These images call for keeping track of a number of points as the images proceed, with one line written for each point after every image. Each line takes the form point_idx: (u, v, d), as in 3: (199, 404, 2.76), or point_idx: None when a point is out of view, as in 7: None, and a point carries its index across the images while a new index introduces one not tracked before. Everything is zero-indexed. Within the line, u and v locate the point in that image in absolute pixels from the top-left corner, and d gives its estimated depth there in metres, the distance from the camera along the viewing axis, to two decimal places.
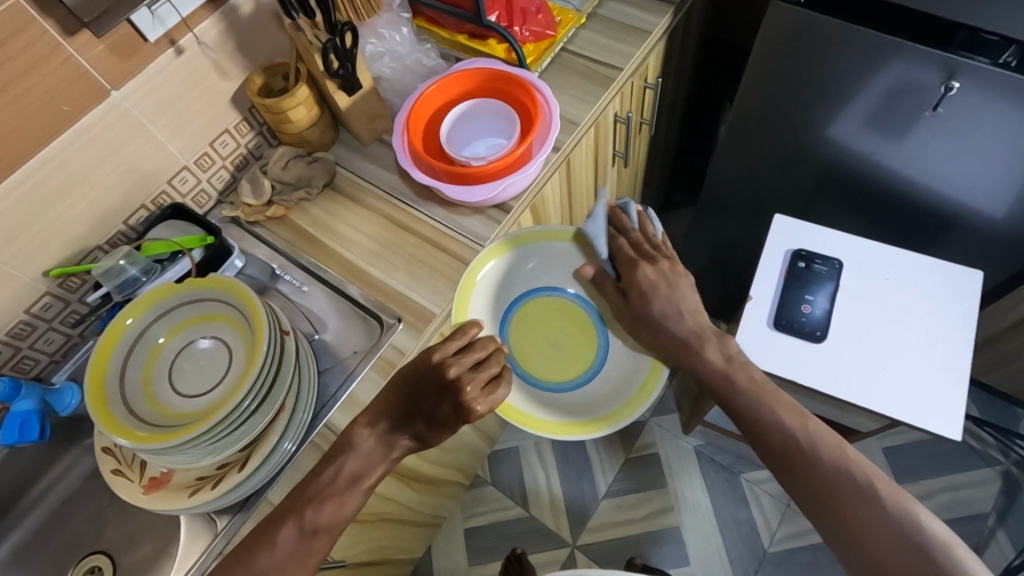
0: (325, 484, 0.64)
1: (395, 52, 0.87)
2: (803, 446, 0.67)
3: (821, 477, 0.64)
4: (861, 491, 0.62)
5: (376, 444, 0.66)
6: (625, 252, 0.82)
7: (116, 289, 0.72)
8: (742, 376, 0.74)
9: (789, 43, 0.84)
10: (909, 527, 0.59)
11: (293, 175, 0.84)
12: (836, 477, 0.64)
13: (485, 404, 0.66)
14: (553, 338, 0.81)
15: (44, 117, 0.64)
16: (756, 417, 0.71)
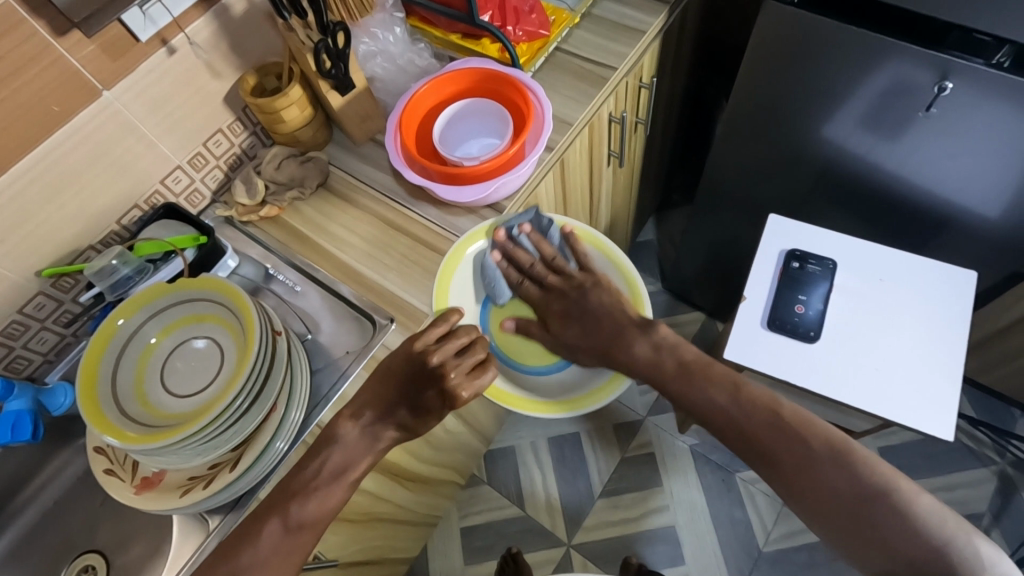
0: (309, 480, 0.63)
1: (389, 52, 0.88)
2: (739, 415, 0.67)
3: (761, 442, 0.65)
4: (799, 450, 0.63)
5: (361, 437, 0.66)
6: (531, 291, 0.80)
7: (109, 289, 0.72)
8: (672, 362, 0.72)
9: (783, 44, 0.84)
10: (845, 473, 0.61)
11: (286, 175, 0.84)
12: (773, 439, 0.65)
13: (469, 390, 0.67)
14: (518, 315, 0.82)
15: (35, 117, 0.64)
16: (693, 396, 0.70)
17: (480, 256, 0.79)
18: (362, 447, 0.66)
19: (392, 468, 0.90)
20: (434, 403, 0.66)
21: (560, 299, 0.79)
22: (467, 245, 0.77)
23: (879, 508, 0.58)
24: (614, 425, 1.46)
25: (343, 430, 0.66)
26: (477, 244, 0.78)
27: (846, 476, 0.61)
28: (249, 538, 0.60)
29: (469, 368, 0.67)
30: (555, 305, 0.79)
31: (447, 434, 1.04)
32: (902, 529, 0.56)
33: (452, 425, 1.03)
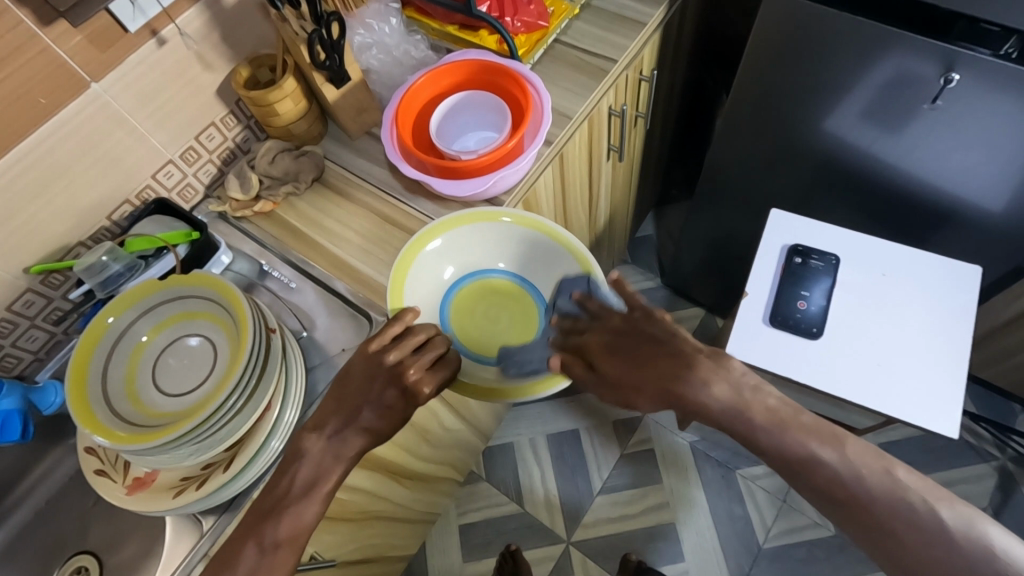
0: (282, 494, 0.61)
1: (385, 43, 0.86)
2: (848, 474, 0.57)
3: (861, 504, 0.56)
4: (923, 526, 0.54)
5: (327, 447, 0.63)
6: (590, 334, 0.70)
7: (99, 286, 0.70)
8: (759, 410, 0.61)
9: (785, 37, 0.83)
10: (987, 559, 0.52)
11: (280, 170, 0.82)
12: (890, 508, 0.55)
13: (431, 386, 0.66)
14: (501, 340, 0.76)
15: (21, 110, 0.62)
16: (789, 451, 0.59)
17: (442, 250, 0.77)
18: (332, 454, 0.63)
19: (388, 466, 0.89)
20: (395, 398, 0.65)
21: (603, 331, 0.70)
22: (419, 246, 0.75)
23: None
24: (613, 421, 1.45)
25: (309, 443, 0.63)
26: (431, 242, 0.76)
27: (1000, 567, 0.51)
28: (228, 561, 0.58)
29: (427, 366, 0.66)
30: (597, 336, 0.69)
31: (445, 432, 1.04)
32: None
33: (449, 421, 1.02)
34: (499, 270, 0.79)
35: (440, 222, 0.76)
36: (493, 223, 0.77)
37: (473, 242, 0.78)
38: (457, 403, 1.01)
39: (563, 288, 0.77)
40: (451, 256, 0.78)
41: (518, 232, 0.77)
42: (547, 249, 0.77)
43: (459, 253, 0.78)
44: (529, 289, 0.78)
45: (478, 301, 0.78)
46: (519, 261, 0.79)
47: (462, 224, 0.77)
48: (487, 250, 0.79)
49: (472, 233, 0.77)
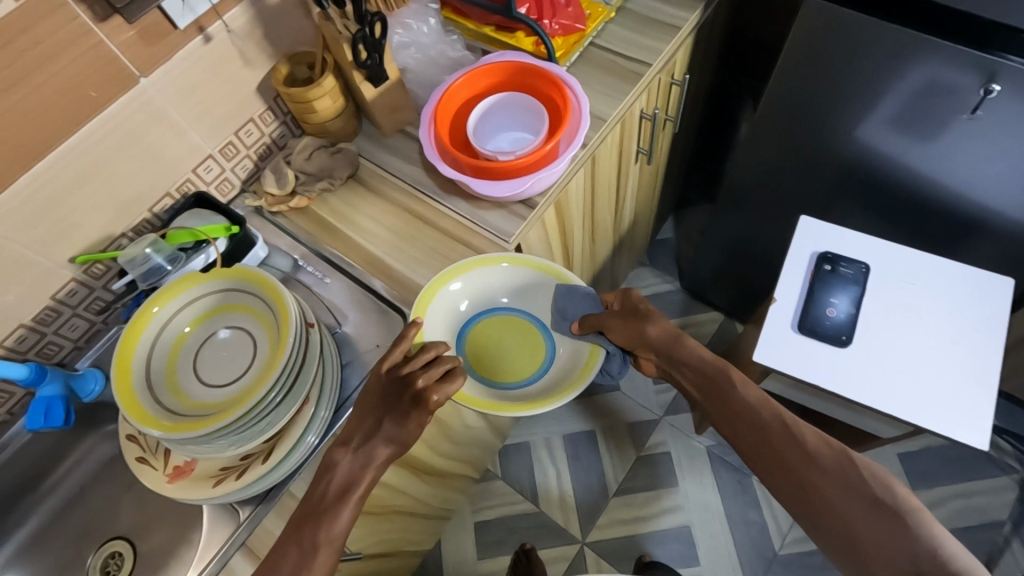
0: (318, 501, 0.62)
1: (421, 43, 0.85)
2: (762, 413, 0.69)
3: (830, 503, 0.62)
4: (897, 522, 0.59)
5: (355, 458, 0.64)
6: (618, 320, 0.79)
7: (142, 277, 0.72)
8: (716, 366, 0.74)
9: (820, 42, 0.83)
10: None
11: (316, 166, 0.83)
12: (850, 502, 0.61)
13: (441, 394, 0.65)
14: (521, 334, 0.82)
15: (72, 102, 0.63)
16: (729, 397, 0.72)
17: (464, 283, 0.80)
18: (362, 461, 0.64)
19: (411, 462, 0.90)
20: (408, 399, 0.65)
21: (623, 318, 0.79)
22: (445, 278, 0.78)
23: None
24: (629, 424, 1.47)
25: (341, 457, 0.64)
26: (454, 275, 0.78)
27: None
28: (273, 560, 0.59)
29: (437, 379, 0.66)
30: (620, 321, 0.79)
31: (466, 429, 1.06)
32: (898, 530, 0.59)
33: (471, 419, 1.04)
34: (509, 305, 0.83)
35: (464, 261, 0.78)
36: (489, 266, 0.79)
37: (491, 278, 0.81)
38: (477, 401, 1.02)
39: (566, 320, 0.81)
40: (472, 290, 0.81)
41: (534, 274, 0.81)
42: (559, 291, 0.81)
43: (479, 287, 0.81)
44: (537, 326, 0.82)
45: (490, 332, 0.82)
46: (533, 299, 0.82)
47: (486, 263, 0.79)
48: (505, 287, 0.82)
49: (493, 271, 0.80)
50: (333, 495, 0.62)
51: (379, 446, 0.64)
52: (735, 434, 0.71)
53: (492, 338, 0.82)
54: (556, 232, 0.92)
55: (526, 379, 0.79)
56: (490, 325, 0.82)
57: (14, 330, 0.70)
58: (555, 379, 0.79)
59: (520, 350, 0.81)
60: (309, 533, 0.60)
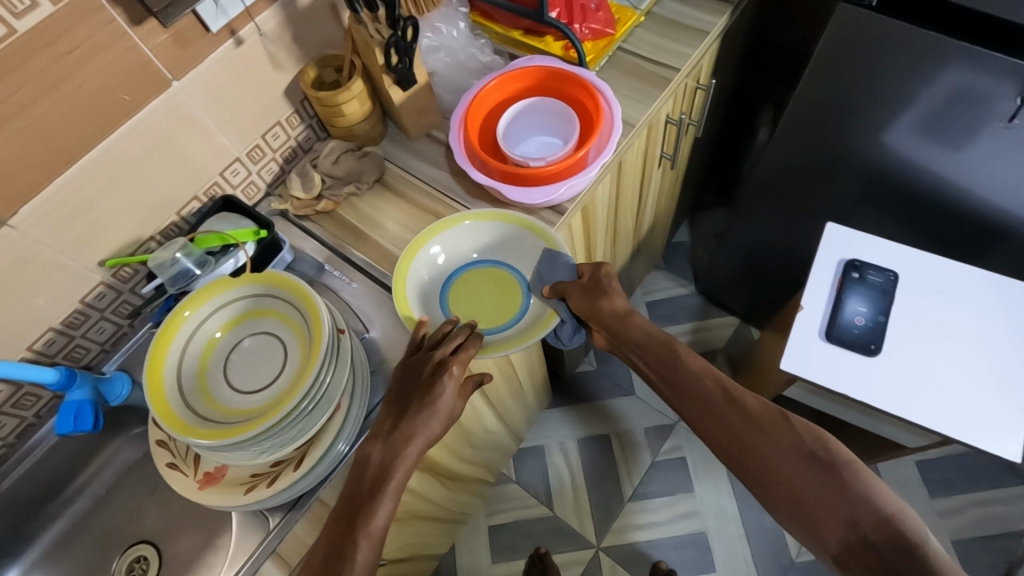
0: (355, 492, 0.62)
1: (451, 47, 0.84)
2: (704, 382, 0.71)
3: (770, 462, 0.64)
4: (829, 474, 0.61)
5: (385, 447, 0.64)
6: (580, 290, 0.74)
7: (170, 281, 0.71)
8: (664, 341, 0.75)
9: (849, 48, 0.82)
10: (894, 530, 0.56)
11: (343, 170, 0.83)
12: (788, 461, 0.63)
13: (459, 364, 0.67)
14: (502, 288, 0.77)
15: (106, 106, 0.63)
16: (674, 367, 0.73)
17: (443, 244, 0.78)
18: (393, 450, 0.63)
19: (434, 467, 0.90)
20: (427, 373, 0.67)
21: (584, 286, 0.75)
22: (421, 245, 0.76)
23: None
24: (644, 428, 1.47)
25: (371, 449, 0.64)
26: (431, 244, 0.77)
27: (893, 532, 0.55)
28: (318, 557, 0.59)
29: (450, 349, 0.68)
30: (581, 290, 0.74)
31: (486, 433, 1.05)
32: (835, 485, 0.60)
33: (490, 422, 1.03)
34: (486, 262, 0.78)
35: (434, 224, 0.77)
36: (456, 227, 0.78)
37: (466, 236, 0.78)
38: (498, 405, 1.02)
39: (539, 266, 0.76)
40: (452, 251, 0.78)
41: (503, 226, 0.78)
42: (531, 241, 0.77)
43: (458, 247, 0.78)
44: (517, 277, 0.77)
45: (472, 289, 0.77)
46: (513, 250, 0.78)
47: (457, 224, 0.78)
48: (482, 245, 0.79)
49: (466, 231, 0.78)
50: (368, 485, 0.62)
51: (409, 436, 0.64)
52: (684, 407, 0.72)
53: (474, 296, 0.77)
54: (581, 237, 0.91)
55: (499, 329, 0.74)
56: (473, 280, 0.78)
57: (43, 333, 0.70)
58: (525, 330, 0.74)
59: (501, 303, 0.76)
60: (350, 528, 0.60)
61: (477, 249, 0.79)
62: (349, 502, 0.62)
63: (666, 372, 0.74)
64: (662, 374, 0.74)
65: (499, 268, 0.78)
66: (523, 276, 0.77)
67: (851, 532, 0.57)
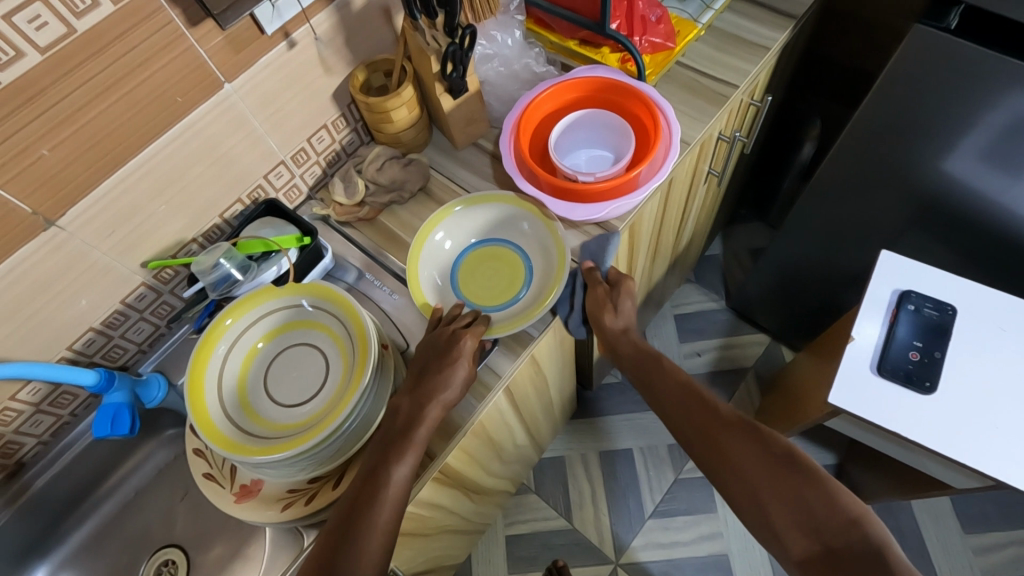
0: (386, 436, 0.60)
1: (504, 56, 0.82)
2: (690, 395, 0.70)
3: (746, 473, 0.61)
4: (806, 489, 0.58)
5: (411, 398, 0.62)
6: (604, 291, 0.73)
7: (211, 287, 0.70)
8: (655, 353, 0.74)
9: (917, 72, 0.78)
10: (858, 533, 0.54)
11: (388, 178, 0.79)
12: (763, 473, 0.60)
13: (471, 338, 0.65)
14: (506, 265, 0.75)
15: (160, 108, 0.62)
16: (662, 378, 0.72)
17: (446, 232, 0.76)
18: (419, 402, 0.61)
19: (464, 482, 0.88)
20: (443, 343, 0.65)
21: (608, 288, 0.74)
22: (425, 236, 0.75)
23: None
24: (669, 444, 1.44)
25: (399, 401, 0.62)
26: (436, 232, 0.75)
27: (855, 533, 0.54)
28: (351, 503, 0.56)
29: (465, 324, 0.67)
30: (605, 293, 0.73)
31: (514, 447, 1.03)
32: (813, 500, 0.57)
33: (520, 437, 1.01)
34: (489, 242, 0.76)
35: (435, 214, 0.75)
36: (456, 214, 0.76)
37: (468, 221, 0.76)
38: (528, 421, 1.00)
39: (541, 241, 0.74)
40: (456, 236, 0.76)
41: (502, 207, 0.76)
42: (530, 220, 0.75)
43: (462, 233, 0.76)
44: (520, 254, 0.75)
45: (476, 269, 0.75)
46: (512, 229, 0.76)
47: (456, 210, 0.76)
48: (483, 227, 0.77)
49: (467, 217, 0.76)
50: (395, 435, 0.59)
51: (433, 393, 0.62)
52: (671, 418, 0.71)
53: (479, 277, 0.75)
54: (625, 255, 0.88)
55: (506, 307, 0.72)
56: (477, 261, 0.76)
57: (84, 333, 0.69)
58: (531, 301, 0.71)
59: (506, 279, 0.74)
60: (379, 467, 0.57)
61: (481, 231, 0.77)
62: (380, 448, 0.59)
63: (656, 382, 0.73)
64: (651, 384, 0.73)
65: (502, 247, 0.76)
66: (526, 251, 0.75)
67: (813, 536, 0.56)
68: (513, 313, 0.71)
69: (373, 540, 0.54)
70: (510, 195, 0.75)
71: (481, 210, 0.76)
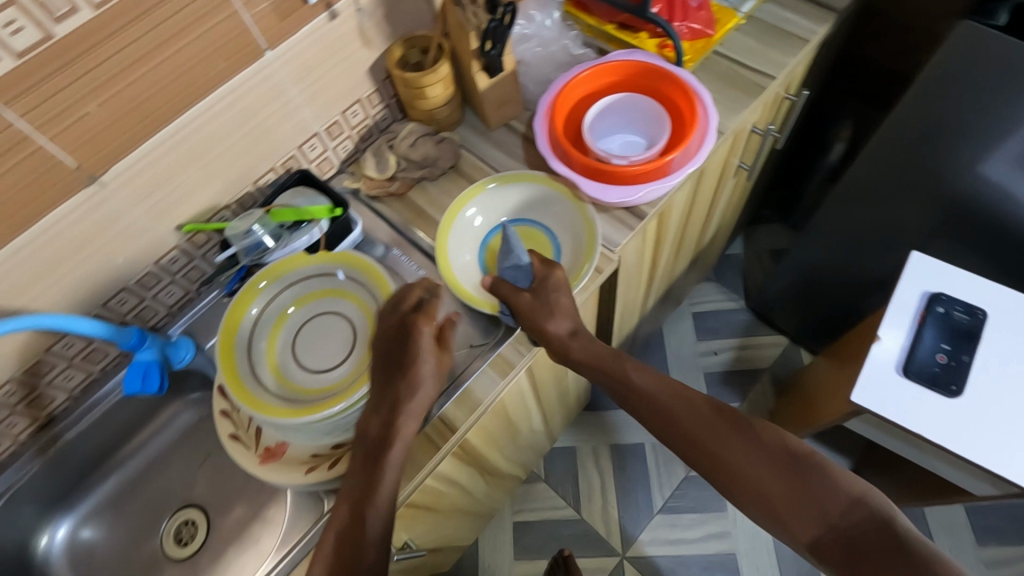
0: (362, 466, 0.57)
1: (543, 37, 0.82)
2: (663, 393, 0.65)
3: (738, 466, 0.60)
4: (802, 473, 0.58)
5: (382, 418, 0.58)
6: (527, 300, 0.66)
7: (243, 252, 0.71)
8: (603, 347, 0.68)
9: (961, 71, 0.77)
10: (864, 510, 0.55)
11: (421, 154, 0.80)
12: (757, 463, 0.59)
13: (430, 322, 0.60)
14: (534, 246, 0.76)
15: (203, 72, 0.62)
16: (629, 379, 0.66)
17: (477, 208, 0.76)
18: (392, 418, 0.57)
19: (480, 462, 0.89)
20: (396, 344, 0.60)
21: (534, 298, 0.66)
22: (457, 212, 0.75)
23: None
24: None
25: (368, 422, 0.58)
26: (467, 209, 0.75)
27: (860, 510, 0.55)
28: (340, 547, 0.53)
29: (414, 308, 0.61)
30: (529, 303, 0.66)
31: (530, 432, 1.04)
32: (815, 484, 0.57)
33: (536, 421, 1.02)
34: (518, 221, 0.77)
35: (468, 190, 0.76)
36: (488, 191, 0.76)
37: (500, 199, 0.76)
38: (545, 406, 1.00)
39: (571, 224, 0.74)
40: (486, 213, 0.76)
41: (534, 187, 0.76)
42: (561, 201, 0.75)
43: (492, 210, 0.76)
44: (549, 235, 0.76)
45: (504, 248, 0.76)
46: (543, 209, 0.76)
47: (489, 188, 0.76)
48: (513, 206, 0.77)
49: (499, 194, 0.76)
50: (371, 456, 0.57)
51: (402, 408, 0.58)
52: (646, 416, 0.67)
53: (507, 256, 0.76)
54: (652, 244, 0.88)
55: None
56: (504, 241, 0.76)
57: (117, 292, 0.70)
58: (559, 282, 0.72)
59: (533, 260, 0.75)
60: (360, 502, 0.55)
61: (511, 210, 0.77)
62: (359, 478, 0.56)
63: (624, 385, 0.67)
64: (616, 384, 0.67)
65: (531, 228, 0.76)
66: (556, 233, 0.75)
67: (819, 520, 0.56)
68: (541, 293, 0.72)
69: (369, 563, 0.52)
70: (543, 177, 0.75)
71: (513, 189, 0.76)
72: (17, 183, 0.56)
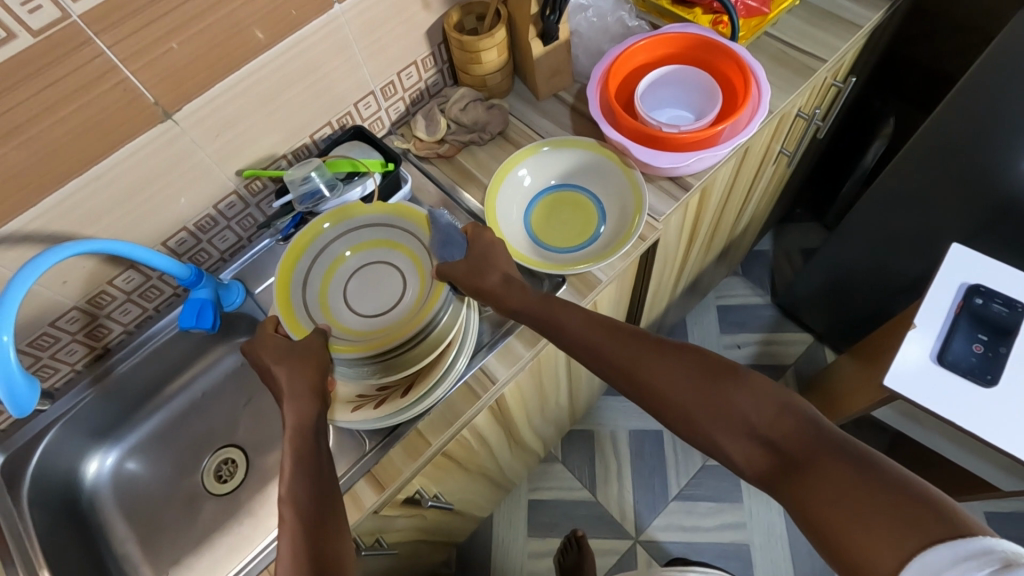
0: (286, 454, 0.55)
1: (599, 8, 0.85)
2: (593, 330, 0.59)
3: (673, 396, 0.54)
4: (732, 391, 0.53)
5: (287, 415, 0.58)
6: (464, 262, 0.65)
7: (299, 199, 0.74)
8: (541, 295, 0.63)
9: (1018, 61, 0.76)
10: (793, 419, 0.50)
11: (471, 118, 0.82)
12: (688, 389, 0.54)
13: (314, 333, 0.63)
14: (580, 209, 0.77)
15: (276, 20, 0.65)
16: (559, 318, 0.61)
17: (527, 170, 0.78)
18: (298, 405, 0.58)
19: (509, 427, 0.91)
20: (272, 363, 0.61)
21: (468, 262, 0.65)
22: (507, 172, 0.76)
23: (893, 486, 0.43)
24: None
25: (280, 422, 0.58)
26: (517, 169, 0.77)
27: (789, 420, 0.50)
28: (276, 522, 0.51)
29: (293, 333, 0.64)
30: (463, 267, 0.64)
31: (557, 405, 1.05)
32: (746, 402, 0.52)
33: (563, 395, 1.03)
34: (566, 185, 0.78)
35: (519, 152, 0.77)
36: (540, 154, 0.77)
37: (549, 163, 0.78)
38: (574, 379, 1.02)
39: (619, 189, 0.76)
40: (535, 176, 0.78)
41: (584, 153, 0.77)
42: (608, 168, 0.77)
43: (542, 172, 0.78)
44: (595, 199, 0.77)
45: (551, 210, 0.77)
46: (591, 174, 0.78)
47: (540, 150, 0.77)
48: (562, 169, 0.78)
49: (548, 157, 0.78)
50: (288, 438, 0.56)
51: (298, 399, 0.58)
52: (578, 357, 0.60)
53: (553, 219, 0.77)
54: (691, 222, 0.89)
55: (581, 248, 0.74)
56: (551, 204, 0.78)
57: (178, 232, 0.73)
58: (606, 244, 0.73)
59: (578, 223, 0.76)
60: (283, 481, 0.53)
61: (559, 174, 0.78)
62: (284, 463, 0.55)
63: (551, 323, 0.61)
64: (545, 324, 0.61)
65: (578, 192, 0.78)
66: (602, 198, 0.77)
67: (752, 439, 0.51)
68: (587, 254, 0.73)
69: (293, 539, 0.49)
70: (593, 142, 0.76)
71: (562, 153, 0.78)
72: (100, 112, 0.58)
